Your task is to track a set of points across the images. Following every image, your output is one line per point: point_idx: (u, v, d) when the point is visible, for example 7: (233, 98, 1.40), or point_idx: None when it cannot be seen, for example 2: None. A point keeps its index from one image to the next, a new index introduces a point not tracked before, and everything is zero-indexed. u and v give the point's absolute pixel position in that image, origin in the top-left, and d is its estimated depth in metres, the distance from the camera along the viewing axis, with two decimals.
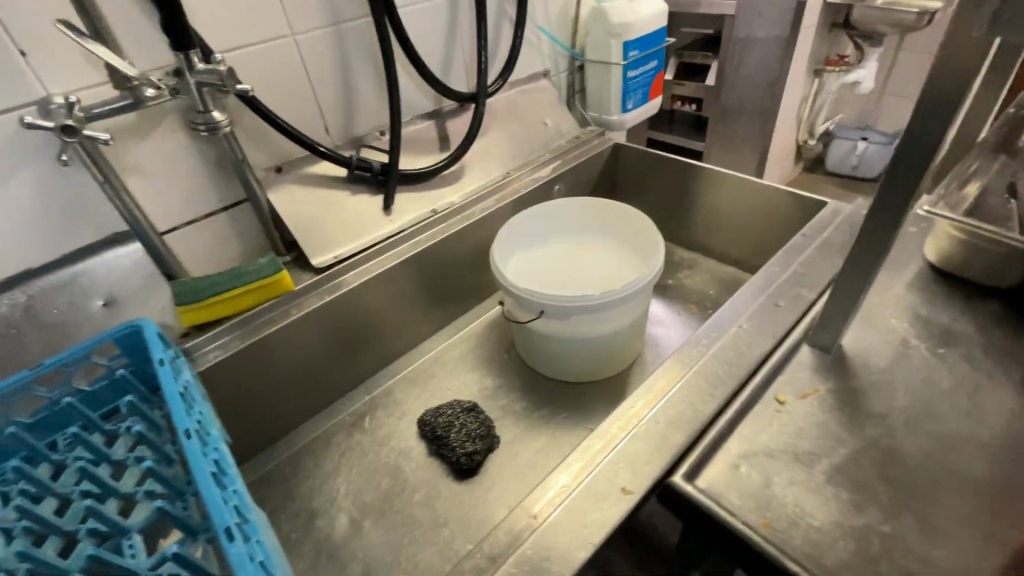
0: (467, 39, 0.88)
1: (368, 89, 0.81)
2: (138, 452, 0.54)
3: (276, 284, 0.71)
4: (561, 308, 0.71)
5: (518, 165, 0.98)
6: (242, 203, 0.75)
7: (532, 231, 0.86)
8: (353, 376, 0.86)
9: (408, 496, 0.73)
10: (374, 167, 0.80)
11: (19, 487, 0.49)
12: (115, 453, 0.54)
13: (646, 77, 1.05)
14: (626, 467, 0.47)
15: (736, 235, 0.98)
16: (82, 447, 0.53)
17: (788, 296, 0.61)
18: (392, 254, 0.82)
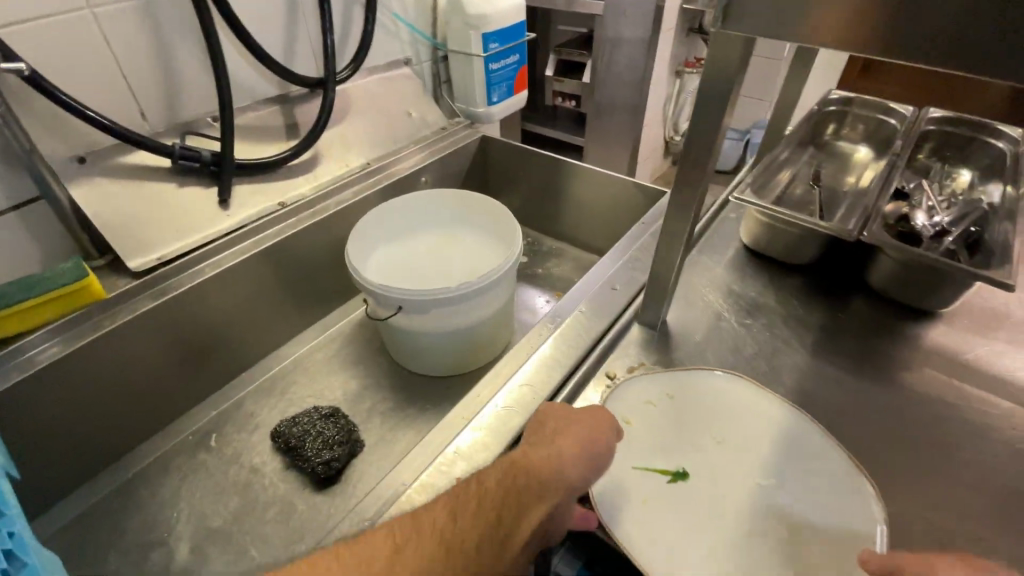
0: (312, 22, 0.82)
1: (193, 71, 0.72)
2: None
3: (82, 291, 0.62)
4: (416, 301, 0.69)
5: (379, 157, 0.95)
6: (37, 202, 0.65)
7: (391, 227, 0.83)
8: (196, 390, 0.78)
9: (261, 513, 0.68)
10: (203, 157, 0.72)
11: None
12: None
13: (508, 70, 1.07)
14: (465, 457, 0.47)
15: (597, 224, 1.03)
16: None
17: (624, 279, 0.65)
18: (231, 253, 0.74)
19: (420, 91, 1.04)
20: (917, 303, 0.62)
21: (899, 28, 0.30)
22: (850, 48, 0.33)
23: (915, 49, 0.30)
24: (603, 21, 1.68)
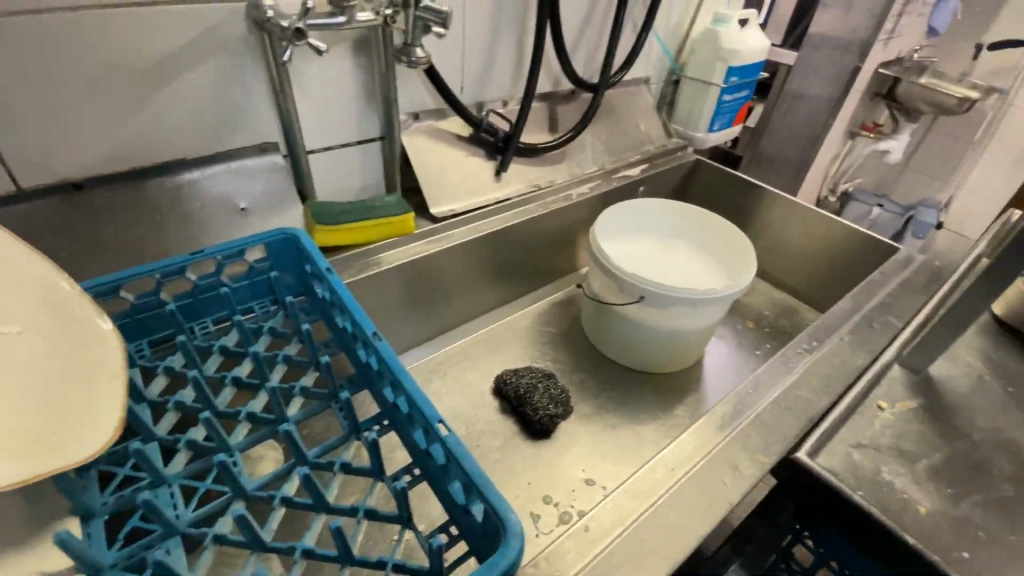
0: (597, 34, 0.92)
1: (507, 59, 0.84)
2: (287, 350, 0.56)
3: (401, 224, 0.74)
4: (661, 296, 0.76)
5: (611, 161, 1.03)
6: (373, 142, 0.77)
7: (628, 224, 0.90)
8: (432, 326, 0.89)
9: (485, 445, 0.77)
10: (498, 134, 0.83)
11: (168, 364, 0.52)
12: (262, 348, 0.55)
13: (736, 104, 1.12)
14: (757, 437, 0.52)
15: (799, 265, 1.05)
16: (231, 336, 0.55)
17: (879, 320, 0.68)
18: (497, 220, 0.85)
19: (651, 109, 1.11)
20: None
21: None
22: None
23: None
24: (789, 72, 1.65)
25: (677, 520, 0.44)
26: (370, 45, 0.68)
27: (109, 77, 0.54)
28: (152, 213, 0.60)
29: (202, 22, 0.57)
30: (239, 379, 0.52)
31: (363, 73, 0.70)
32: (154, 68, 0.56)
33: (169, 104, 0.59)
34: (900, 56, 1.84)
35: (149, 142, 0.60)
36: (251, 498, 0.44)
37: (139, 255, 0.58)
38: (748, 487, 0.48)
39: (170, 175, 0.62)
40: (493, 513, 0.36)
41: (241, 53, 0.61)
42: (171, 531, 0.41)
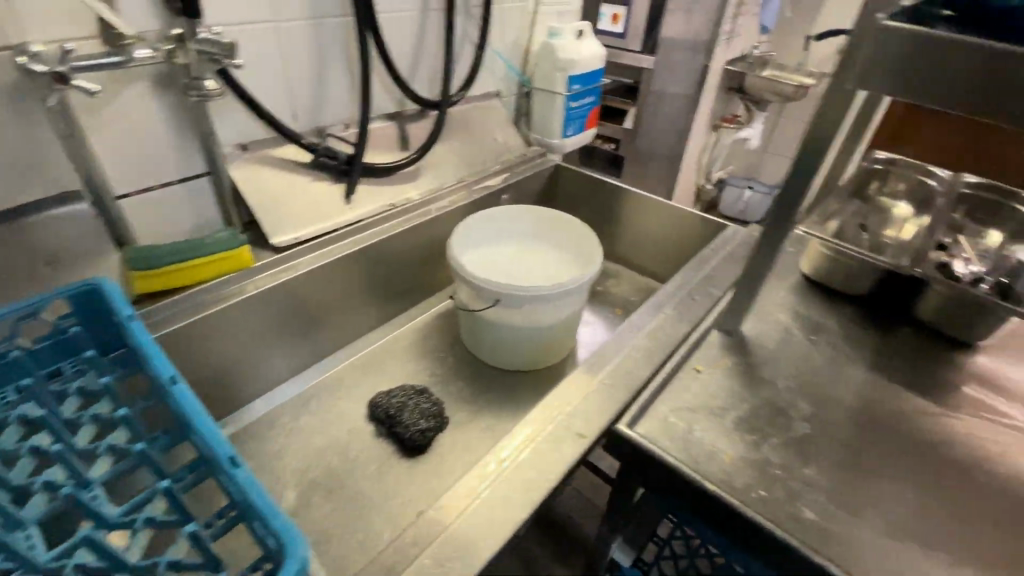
0: (433, 54, 0.95)
1: (339, 83, 0.85)
2: (96, 409, 0.53)
3: (235, 258, 0.72)
4: (513, 296, 0.79)
5: (470, 173, 1.06)
6: (200, 178, 0.74)
7: (487, 233, 0.93)
8: (298, 359, 0.86)
9: (358, 471, 0.75)
10: (339, 156, 0.83)
11: None
12: (68, 411, 0.52)
13: (584, 109, 1.19)
14: (581, 418, 0.55)
15: (657, 251, 1.13)
16: (28, 403, 0.50)
17: (701, 292, 0.74)
18: (350, 242, 0.84)
19: (506, 120, 1.16)
20: (961, 335, 0.71)
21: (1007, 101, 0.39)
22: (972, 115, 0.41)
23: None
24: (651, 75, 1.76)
25: (497, 510, 0.46)
26: (174, 81, 0.67)
27: None
28: None
29: None
30: (36, 447, 0.48)
31: (172, 110, 0.68)
32: None
33: None
34: (742, 54, 2.05)
35: None
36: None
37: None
38: (566, 467, 0.50)
39: None
40: (281, 547, 0.36)
41: (18, 98, 0.56)
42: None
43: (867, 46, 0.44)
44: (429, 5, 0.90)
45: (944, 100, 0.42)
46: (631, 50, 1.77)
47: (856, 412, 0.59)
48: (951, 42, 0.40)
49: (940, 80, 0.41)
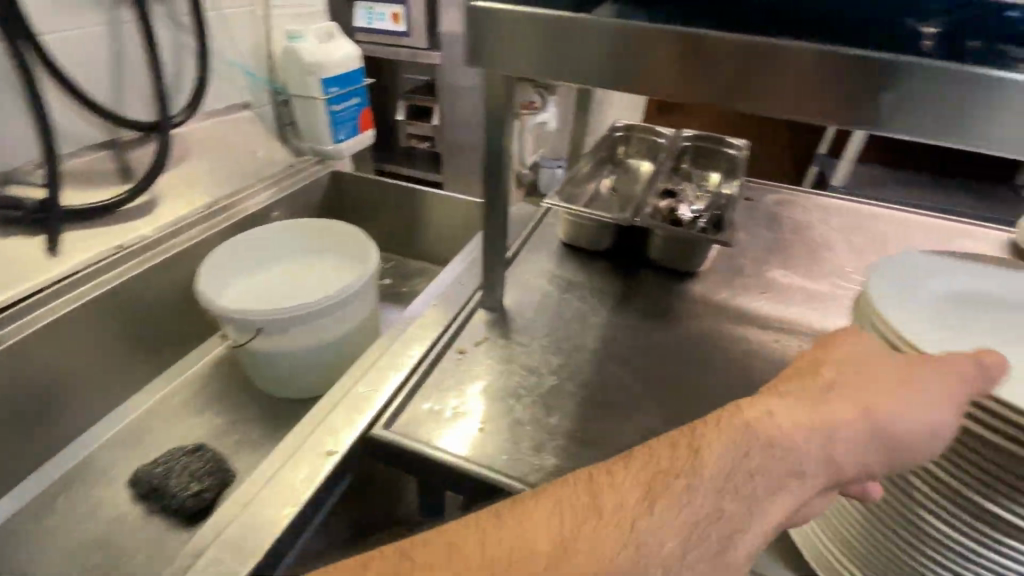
0: (141, 69, 0.85)
1: (5, 116, 0.71)
2: None
3: None
4: (277, 321, 0.73)
5: (225, 194, 0.95)
6: None
7: (249, 258, 0.86)
8: (29, 453, 0.72)
9: (123, 563, 0.65)
10: (25, 205, 0.70)
11: None
12: None
13: (353, 111, 1.15)
14: (329, 434, 0.53)
15: (452, 241, 1.15)
16: None
17: (467, 275, 0.77)
18: (66, 299, 0.71)
19: (264, 133, 1.08)
20: (685, 266, 0.82)
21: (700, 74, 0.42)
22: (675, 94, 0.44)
23: (714, 92, 0.43)
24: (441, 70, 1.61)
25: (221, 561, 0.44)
26: None
27: None
28: None
29: None
30: None
31: None
32: None
33: None
34: None
35: None
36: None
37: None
38: (313, 488, 0.48)
39: None
40: None
41: None
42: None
43: (604, 38, 0.44)
44: (117, 17, 0.80)
45: (705, 90, 0.43)
46: (417, 47, 1.58)
47: (599, 356, 0.66)
48: (698, 37, 0.41)
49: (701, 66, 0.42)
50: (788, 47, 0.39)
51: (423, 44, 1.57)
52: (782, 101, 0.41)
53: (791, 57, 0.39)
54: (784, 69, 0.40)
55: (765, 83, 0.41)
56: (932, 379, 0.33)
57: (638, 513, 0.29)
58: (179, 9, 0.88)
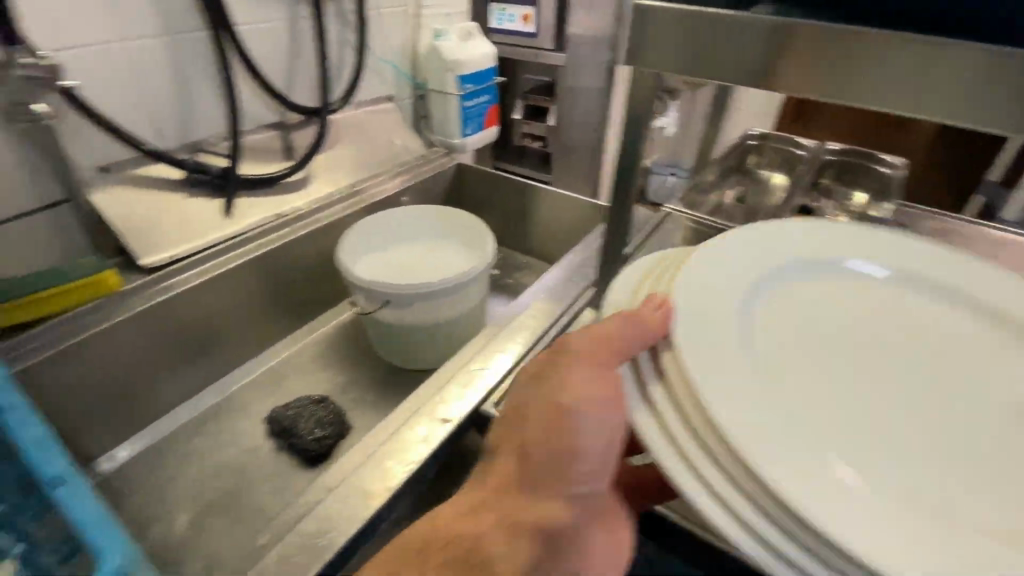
0: (309, 60, 0.96)
1: (204, 96, 0.83)
2: None
3: (99, 283, 0.70)
4: (402, 295, 0.79)
5: (364, 177, 1.04)
6: (63, 205, 0.74)
7: (380, 236, 0.94)
8: (192, 383, 0.84)
9: (254, 489, 0.75)
10: (211, 171, 0.82)
11: None
12: None
13: (481, 107, 1.21)
14: (439, 408, 0.56)
15: (562, 239, 1.16)
16: None
17: (580, 273, 0.78)
18: (233, 256, 0.82)
19: (401, 124, 1.16)
20: None
21: (842, 72, 0.38)
22: (810, 92, 0.41)
23: (853, 93, 0.39)
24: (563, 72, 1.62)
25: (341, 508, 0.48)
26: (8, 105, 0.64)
27: None
28: None
29: None
30: None
31: (13, 137, 0.67)
32: None
33: None
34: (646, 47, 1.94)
35: None
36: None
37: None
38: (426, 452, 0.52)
39: None
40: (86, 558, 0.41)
41: None
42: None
43: (760, 41, 0.40)
44: (297, 13, 0.91)
45: (849, 90, 0.39)
46: (541, 48, 1.61)
47: None
48: (850, 34, 0.37)
49: (852, 59, 0.38)
50: (955, 48, 0.34)
51: (548, 45, 1.60)
52: (938, 107, 0.36)
53: (955, 61, 0.34)
54: (950, 72, 0.35)
55: (921, 86, 0.36)
56: (588, 368, 0.38)
57: (515, 507, 0.39)
58: (346, 6, 0.98)
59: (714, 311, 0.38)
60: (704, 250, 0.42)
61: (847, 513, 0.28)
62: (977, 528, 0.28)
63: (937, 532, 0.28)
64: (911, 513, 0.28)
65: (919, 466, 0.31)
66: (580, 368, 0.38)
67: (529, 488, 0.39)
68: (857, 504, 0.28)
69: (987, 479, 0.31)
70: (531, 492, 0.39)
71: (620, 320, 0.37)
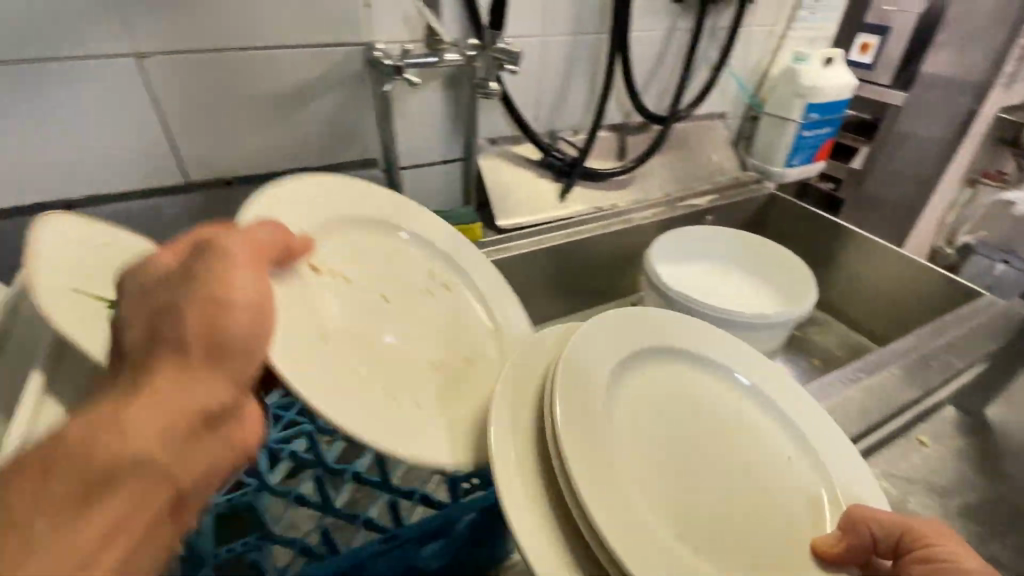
0: (670, 69, 0.97)
1: (578, 92, 0.92)
2: None
3: (468, 232, 0.84)
4: (707, 316, 0.78)
5: (678, 188, 1.05)
6: (455, 162, 0.89)
7: (688, 244, 0.91)
8: None
9: None
10: (565, 158, 0.92)
11: None
12: None
13: (818, 140, 1.10)
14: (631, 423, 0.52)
15: (875, 305, 1.00)
16: None
17: (939, 361, 0.65)
18: (558, 234, 0.92)
19: (725, 143, 1.12)
20: None
21: None
22: None
23: None
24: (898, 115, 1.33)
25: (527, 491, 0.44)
26: (455, 80, 0.80)
27: (256, 103, 0.71)
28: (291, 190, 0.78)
29: (329, 60, 0.72)
30: None
31: (447, 105, 0.82)
32: (285, 97, 0.72)
33: (294, 125, 0.75)
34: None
35: (276, 153, 0.76)
36: (328, 471, 0.51)
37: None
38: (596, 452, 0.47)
39: (295, 178, 0.78)
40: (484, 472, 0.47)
41: (354, 88, 0.76)
42: (257, 483, 0.48)
43: None
44: (677, 25, 0.93)
45: None
46: (878, 84, 1.36)
47: None
48: None
49: None
50: None
51: (889, 82, 1.35)
52: None
53: None
54: None
55: None
56: (232, 252, 0.36)
57: (160, 449, 0.31)
58: (721, 22, 0.97)
59: (590, 366, 0.50)
60: (584, 331, 0.53)
61: (518, 511, 0.42)
62: (648, 525, 0.43)
63: (630, 523, 0.41)
64: (648, 543, 0.41)
65: (640, 498, 0.45)
66: (241, 270, 0.35)
67: (156, 359, 0.32)
68: (630, 500, 0.44)
69: (711, 527, 0.48)
70: (364, 375, 0.47)
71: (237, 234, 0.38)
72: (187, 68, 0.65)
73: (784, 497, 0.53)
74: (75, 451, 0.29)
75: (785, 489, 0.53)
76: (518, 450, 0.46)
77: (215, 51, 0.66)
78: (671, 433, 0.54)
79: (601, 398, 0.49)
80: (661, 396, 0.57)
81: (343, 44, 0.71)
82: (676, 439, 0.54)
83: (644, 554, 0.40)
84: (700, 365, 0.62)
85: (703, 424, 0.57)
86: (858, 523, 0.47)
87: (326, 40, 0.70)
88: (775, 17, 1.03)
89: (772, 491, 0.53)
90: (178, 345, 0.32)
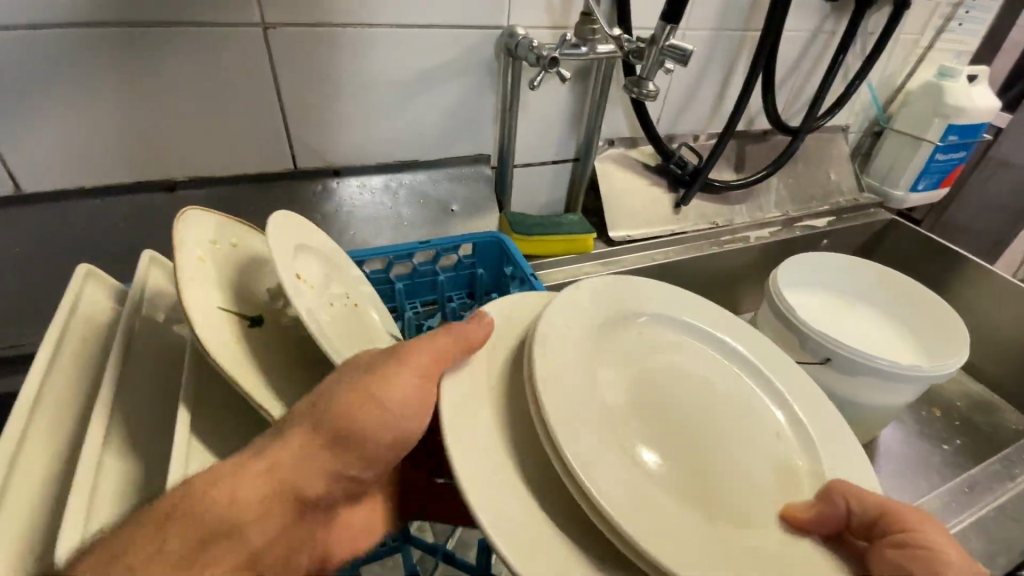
0: (806, 75, 0.88)
1: (707, 95, 0.84)
2: None
3: (581, 243, 0.77)
4: (849, 361, 0.70)
5: (794, 207, 0.96)
6: (567, 163, 0.81)
7: (807, 274, 0.85)
8: None
9: None
10: (686, 168, 0.83)
11: None
12: None
13: (948, 165, 0.99)
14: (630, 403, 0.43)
15: (1007, 354, 0.90)
16: None
17: None
18: (669, 250, 0.84)
19: (846, 159, 1.02)
20: None
21: None
22: None
23: None
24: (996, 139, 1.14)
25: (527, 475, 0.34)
26: (585, 74, 0.73)
27: (377, 86, 0.64)
28: (397, 182, 0.71)
29: (462, 43, 0.65)
30: None
31: (572, 101, 0.75)
32: (409, 81, 0.65)
33: (413, 112, 0.68)
34: None
35: (390, 142, 0.69)
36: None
37: (357, 234, 0.68)
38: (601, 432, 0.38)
39: (404, 171, 0.72)
40: None
41: (480, 76, 0.68)
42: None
43: None
44: (824, 26, 0.83)
45: None
46: None
47: None
48: None
49: None
50: None
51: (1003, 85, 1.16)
52: None
53: None
54: None
55: None
56: (425, 358, 0.36)
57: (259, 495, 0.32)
58: (870, 27, 0.87)
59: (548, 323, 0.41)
60: (561, 299, 0.44)
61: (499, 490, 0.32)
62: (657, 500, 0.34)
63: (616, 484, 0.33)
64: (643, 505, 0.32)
65: (610, 443, 0.36)
66: (409, 376, 0.36)
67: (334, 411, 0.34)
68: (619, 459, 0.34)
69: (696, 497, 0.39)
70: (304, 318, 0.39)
71: (447, 338, 0.37)
72: (310, 44, 0.58)
73: (754, 454, 0.44)
74: (219, 504, 0.30)
75: (753, 439, 0.45)
76: (492, 403, 0.37)
77: (343, 28, 0.59)
78: (640, 387, 0.45)
79: (565, 356, 0.39)
80: (631, 354, 0.47)
81: (479, 25, 0.64)
82: (638, 393, 0.44)
83: (643, 517, 0.31)
84: (661, 320, 0.52)
85: (674, 379, 0.48)
86: (833, 492, 0.38)
87: (464, 21, 0.63)
88: (923, 25, 0.92)
89: (760, 446, 0.45)
90: (331, 409, 0.34)
